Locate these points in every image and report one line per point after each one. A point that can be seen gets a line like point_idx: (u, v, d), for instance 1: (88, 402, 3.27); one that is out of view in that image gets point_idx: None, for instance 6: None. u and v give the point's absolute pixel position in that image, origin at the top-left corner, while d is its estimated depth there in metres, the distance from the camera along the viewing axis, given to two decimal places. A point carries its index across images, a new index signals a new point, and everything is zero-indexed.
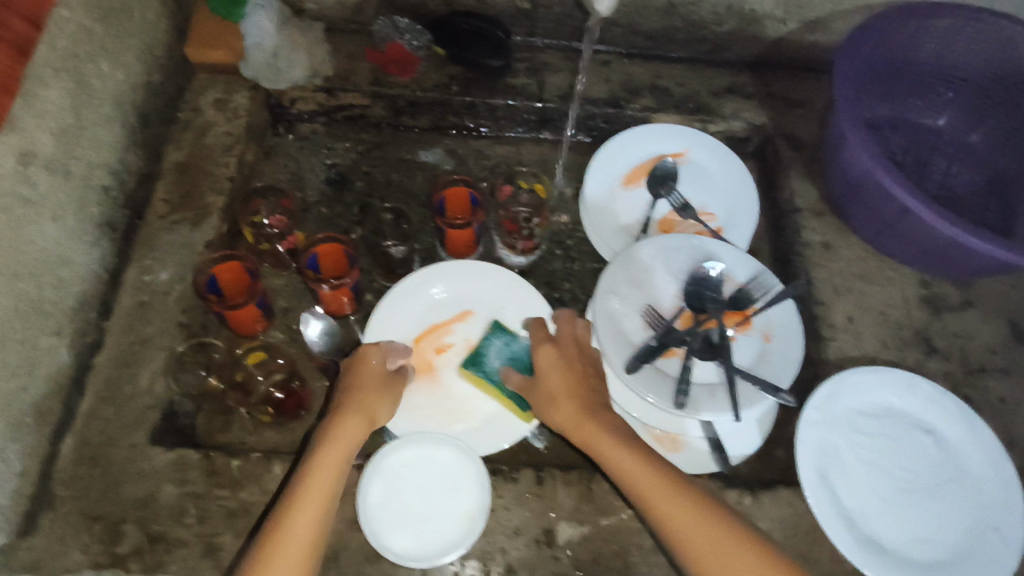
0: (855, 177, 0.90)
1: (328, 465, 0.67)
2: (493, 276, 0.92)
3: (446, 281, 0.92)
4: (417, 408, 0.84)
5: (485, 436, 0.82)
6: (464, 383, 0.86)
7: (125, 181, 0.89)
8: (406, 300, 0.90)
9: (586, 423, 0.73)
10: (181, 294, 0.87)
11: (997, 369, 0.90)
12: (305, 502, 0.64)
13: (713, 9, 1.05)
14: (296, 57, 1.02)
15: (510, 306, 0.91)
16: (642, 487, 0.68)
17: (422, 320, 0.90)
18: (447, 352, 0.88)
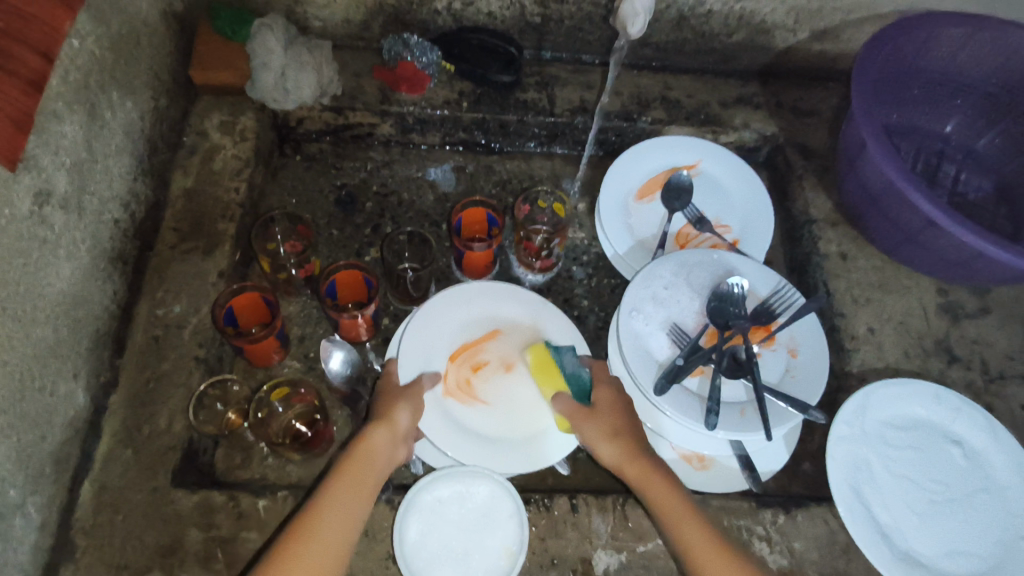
0: (878, 188, 0.89)
1: (346, 488, 0.67)
2: (522, 296, 0.89)
3: (473, 300, 0.88)
4: (458, 428, 0.79)
5: (533, 455, 0.78)
6: (504, 402, 0.82)
7: (134, 211, 0.87)
8: (437, 317, 0.86)
9: (641, 462, 0.73)
10: (197, 326, 0.85)
11: (1018, 375, 0.90)
12: (322, 526, 0.65)
13: (724, 21, 1.05)
14: (303, 76, 0.97)
15: (543, 324, 0.87)
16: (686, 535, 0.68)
17: (455, 337, 0.86)
18: (482, 371, 0.84)
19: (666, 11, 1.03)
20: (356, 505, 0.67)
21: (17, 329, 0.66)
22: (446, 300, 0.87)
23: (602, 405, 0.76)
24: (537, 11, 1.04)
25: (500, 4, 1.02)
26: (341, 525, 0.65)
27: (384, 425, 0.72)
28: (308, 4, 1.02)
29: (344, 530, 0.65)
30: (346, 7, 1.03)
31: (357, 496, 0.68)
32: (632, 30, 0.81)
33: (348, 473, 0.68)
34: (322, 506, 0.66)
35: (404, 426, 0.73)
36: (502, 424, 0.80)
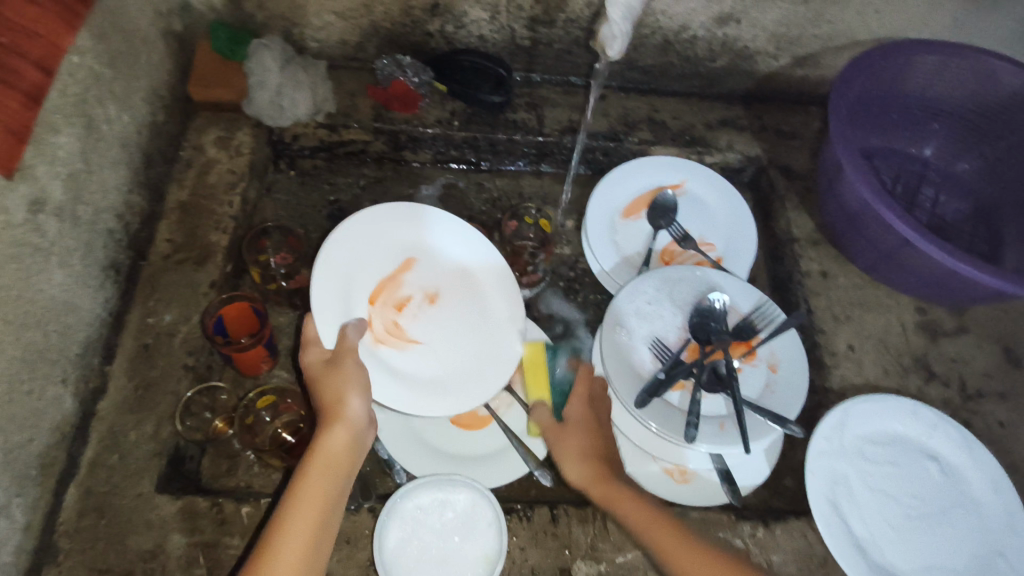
0: (854, 208, 0.91)
1: (311, 498, 0.65)
2: (427, 216, 0.88)
3: (378, 230, 0.84)
4: (400, 377, 0.80)
5: (481, 390, 0.83)
6: (431, 335, 0.85)
7: (129, 222, 0.88)
8: (344, 258, 0.80)
9: (607, 484, 0.75)
10: (187, 335, 0.86)
11: (995, 394, 0.91)
12: (290, 542, 0.62)
13: (708, 46, 1.08)
14: (298, 96, 1.02)
15: (457, 252, 0.90)
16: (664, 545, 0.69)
17: (369, 278, 0.83)
18: (406, 308, 0.85)
19: (651, 37, 1.06)
20: (322, 514, 0.65)
21: (8, 333, 0.68)
22: (348, 236, 0.81)
23: (570, 421, 0.81)
24: (526, 34, 1.07)
25: (490, 27, 1.06)
26: (310, 536, 0.64)
27: (338, 422, 0.70)
28: (305, 25, 1.06)
29: (313, 543, 0.64)
30: (342, 28, 1.06)
31: (323, 504, 0.66)
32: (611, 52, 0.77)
33: (309, 484, 0.66)
34: (286, 521, 0.64)
35: (362, 414, 0.72)
36: (440, 362, 0.84)
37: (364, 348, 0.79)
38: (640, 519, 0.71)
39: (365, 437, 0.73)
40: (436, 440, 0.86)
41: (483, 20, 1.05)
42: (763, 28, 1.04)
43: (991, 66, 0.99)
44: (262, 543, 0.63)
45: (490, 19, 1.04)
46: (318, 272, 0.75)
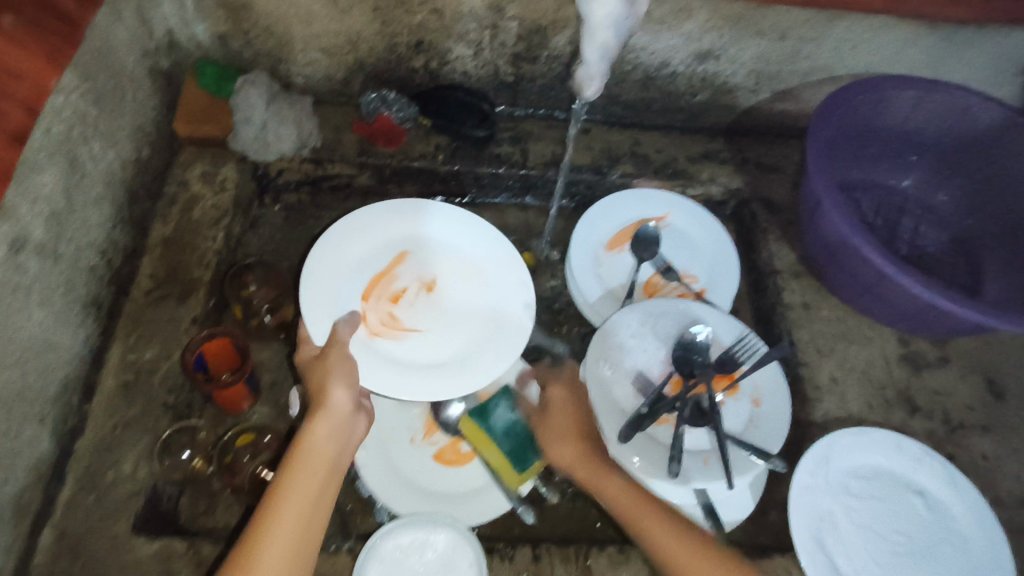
0: (832, 242, 0.92)
1: (295, 488, 0.69)
2: (414, 210, 0.92)
3: (362, 232, 0.89)
4: (396, 363, 0.82)
5: (475, 370, 0.82)
6: (429, 321, 0.87)
7: (111, 259, 0.88)
8: (334, 259, 0.86)
9: (589, 465, 0.80)
10: (167, 372, 0.86)
11: (978, 425, 0.91)
12: (280, 525, 0.67)
13: (688, 82, 1.10)
14: (283, 130, 1.03)
15: (448, 238, 0.92)
16: (644, 523, 0.75)
17: (361, 276, 0.88)
18: (401, 298, 0.88)
19: (633, 72, 1.08)
20: (313, 500, 0.70)
21: None
22: (339, 240, 0.88)
23: (552, 409, 0.85)
24: (510, 70, 1.08)
25: (475, 64, 1.07)
26: (301, 520, 0.68)
27: (323, 414, 0.74)
28: (291, 62, 1.07)
29: (301, 523, 0.68)
30: (328, 65, 1.08)
31: (313, 491, 0.70)
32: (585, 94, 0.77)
33: (296, 473, 0.71)
34: (277, 506, 0.68)
35: (346, 401, 0.75)
36: (438, 346, 0.85)
37: (357, 340, 0.82)
38: (617, 496, 0.77)
39: (352, 424, 0.76)
40: (419, 475, 0.86)
41: (467, 57, 1.06)
42: (742, 64, 1.06)
43: (964, 100, 1.01)
44: (252, 527, 0.67)
45: (474, 56, 1.06)
46: (306, 278, 0.83)
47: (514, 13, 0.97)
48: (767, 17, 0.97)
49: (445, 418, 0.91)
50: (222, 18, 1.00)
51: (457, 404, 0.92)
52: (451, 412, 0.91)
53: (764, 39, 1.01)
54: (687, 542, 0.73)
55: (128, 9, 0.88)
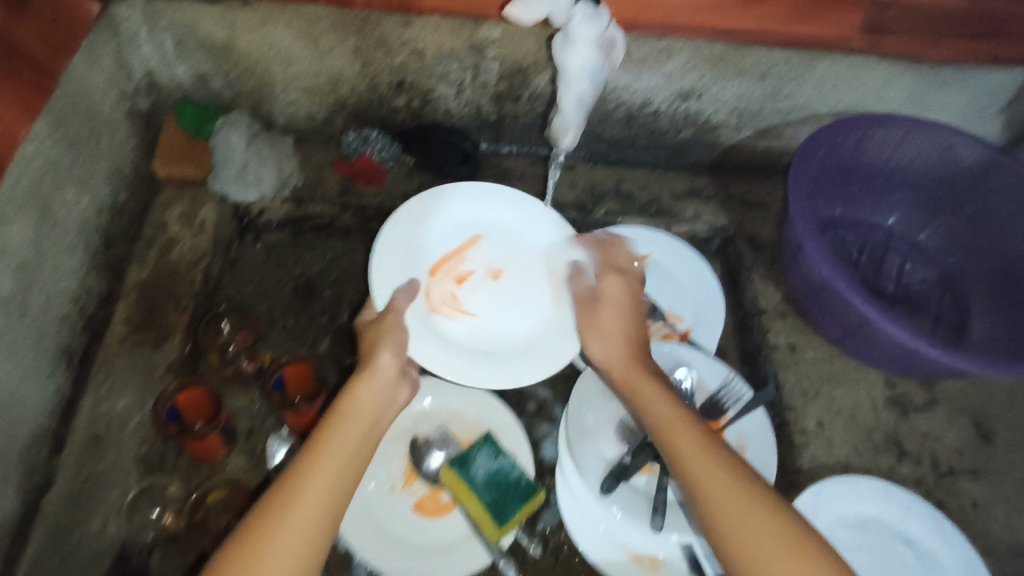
0: (816, 285, 0.91)
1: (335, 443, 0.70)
2: (491, 198, 0.95)
3: (440, 209, 0.92)
4: (447, 343, 0.84)
5: (519, 369, 0.83)
6: (489, 309, 0.88)
7: (84, 305, 0.87)
8: (411, 228, 0.89)
9: (630, 368, 0.77)
10: (140, 423, 0.84)
11: (967, 471, 0.90)
12: (312, 477, 0.66)
13: (671, 121, 1.09)
14: (263, 171, 1.04)
15: (522, 228, 0.95)
16: (678, 439, 0.69)
17: (432, 252, 0.90)
18: (468, 280, 0.90)
19: (616, 111, 1.07)
20: (347, 456, 0.69)
21: None
22: (419, 211, 0.90)
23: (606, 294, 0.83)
24: (492, 109, 1.07)
25: (457, 103, 1.06)
26: (332, 474, 0.67)
27: (368, 376, 0.75)
28: (272, 102, 1.06)
29: (338, 475, 0.68)
30: (309, 104, 1.07)
31: (348, 449, 0.70)
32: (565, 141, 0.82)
33: (337, 429, 0.71)
34: (314, 459, 0.68)
35: (391, 367, 0.76)
36: (489, 336, 0.87)
37: (415, 312, 0.84)
38: (665, 417, 0.71)
39: (396, 393, 0.77)
40: (401, 526, 0.84)
41: (449, 96, 1.05)
42: (725, 102, 1.05)
43: (949, 139, 1.01)
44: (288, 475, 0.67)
45: (456, 95, 1.05)
46: (381, 241, 0.86)
47: (495, 53, 0.97)
48: (747, 57, 0.96)
49: (425, 467, 0.89)
50: (201, 59, 0.99)
51: (438, 453, 0.90)
52: (432, 462, 0.89)
53: (745, 77, 1.00)
54: (720, 465, 0.66)
55: (104, 53, 0.87)
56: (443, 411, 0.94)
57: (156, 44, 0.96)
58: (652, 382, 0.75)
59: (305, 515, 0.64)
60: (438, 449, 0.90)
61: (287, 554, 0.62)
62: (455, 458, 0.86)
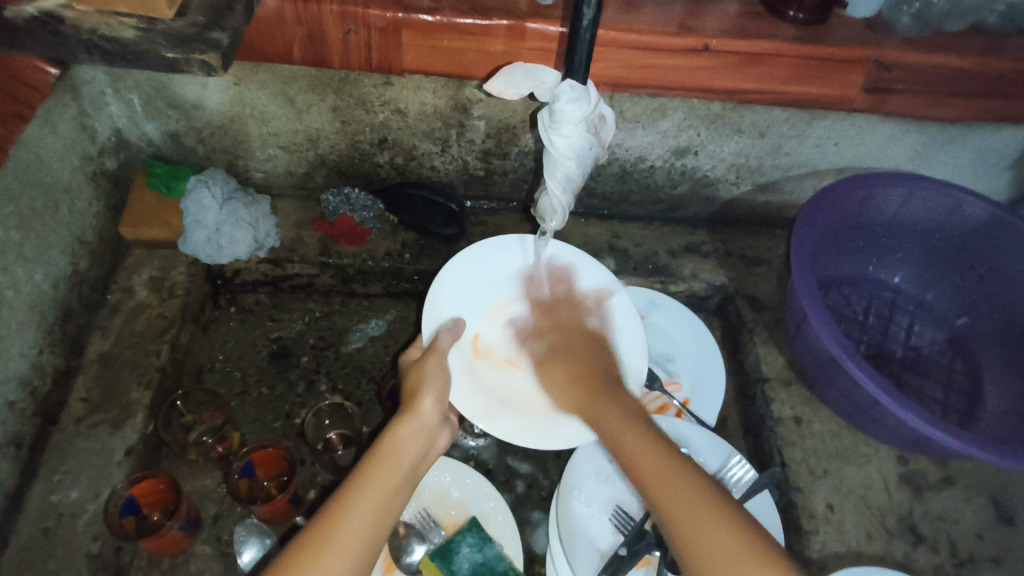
0: (823, 357, 0.86)
1: (380, 480, 0.65)
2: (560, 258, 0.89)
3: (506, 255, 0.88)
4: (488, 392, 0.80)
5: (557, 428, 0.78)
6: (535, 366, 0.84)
7: (36, 387, 0.81)
8: (468, 275, 0.87)
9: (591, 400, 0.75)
10: (93, 516, 0.78)
11: (988, 559, 0.83)
12: (358, 506, 0.63)
13: (667, 176, 1.04)
14: (238, 232, 0.96)
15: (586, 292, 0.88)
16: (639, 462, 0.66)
17: (489, 296, 0.87)
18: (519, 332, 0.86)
19: (609, 167, 1.03)
20: (389, 493, 0.65)
21: None
22: (478, 255, 0.88)
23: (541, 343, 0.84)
24: (480, 166, 1.02)
25: (443, 159, 1.01)
26: (376, 508, 0.63)
27: (411, 419, 0.71)
28: (249, 158, 1.01)
29: (380, 512, 0.64)
30: (288, 161, 1.02)
31: (389, 488, 0.66)
32: (550, 225, 0.76)
33: (381, 463, 0.67)
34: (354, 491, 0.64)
35: (434, 412, 0.73)
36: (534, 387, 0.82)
37: (459, 350, 0.82)
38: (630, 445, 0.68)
39: (436, 439, 0.74)
40: None
41: (434, 153, 1.00)
42: (721, 159, 1.01)
43: (956, 198, 0.96)
44: (322, 513, 0.62)
45: (441, 152, 1.00)
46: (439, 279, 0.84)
47: (481, 112, 0.92)
48: (746, 116, 0.94)
49: (405, 558, 0.80)
50: (173, 117, 0.95)
51: (419, 546, 0.81)
52: (413, 555, 0.81)
53: (743, 136, 0.97)
54: (684, 487, 0.62)
55: (64, 119, 0.83)
56: (426, 492, 0.85)
57: (124, 102, 0.92)
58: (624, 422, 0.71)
59: (347, 542, 0.60)
60: (419, 541, 0.82)
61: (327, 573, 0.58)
62: (435, 548, 0.80)
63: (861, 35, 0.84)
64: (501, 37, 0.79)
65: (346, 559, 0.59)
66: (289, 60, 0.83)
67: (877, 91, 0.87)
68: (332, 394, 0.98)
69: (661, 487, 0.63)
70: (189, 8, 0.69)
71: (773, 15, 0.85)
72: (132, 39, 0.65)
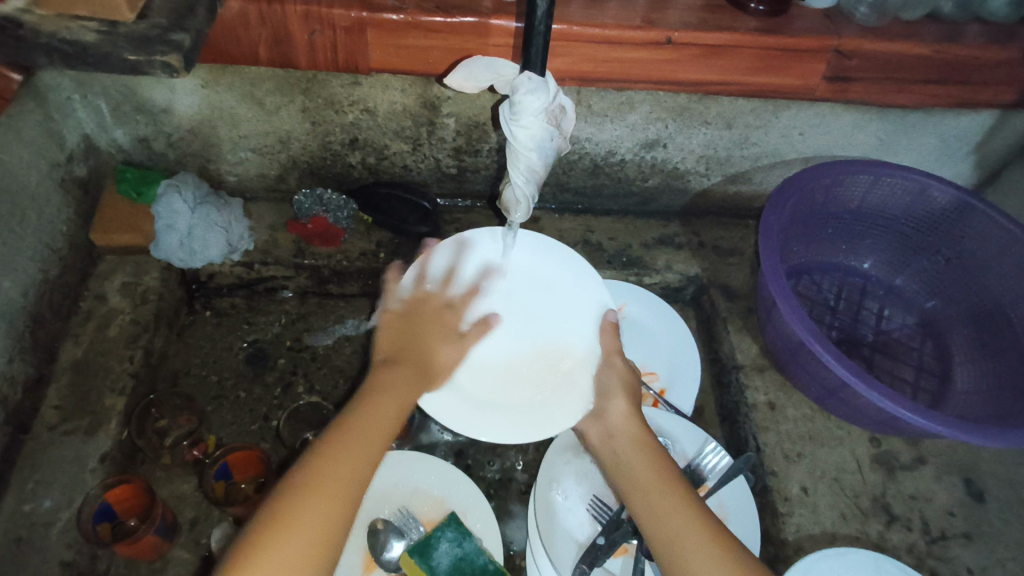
0: (794, 341, 0.87)
1: (376, 415, 0.70)
2: (549, 252, 0.88)
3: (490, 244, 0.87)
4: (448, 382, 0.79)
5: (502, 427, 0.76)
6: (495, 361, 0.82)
7: (6, 396, 0.80)
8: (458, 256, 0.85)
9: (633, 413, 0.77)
10: (67, 524, 0.77)
11: (960, 535, 0.85)
12: (352, 440, 0.67)
13: (638, 169, 1.05)
14: (211, 236, 0.96)
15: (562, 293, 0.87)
16: (647, 479, 0.71)
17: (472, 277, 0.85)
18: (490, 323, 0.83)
19: (579, 161, 1.04)
20: (380, 429, 0.69)
21: None
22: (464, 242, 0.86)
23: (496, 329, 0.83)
24: (452, 163, 1.03)
25: (415, 158, 1.02)
26: (368, 443, 0.68)
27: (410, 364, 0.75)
28: (221, 162, 1.01)
29: (371, 444, 0.68)
30: (259, 163, 1.02)
31: (382, 422, 0.70)
32: (514, 216, 0.77)
33: (379, 400, 0.71)
34: (350, 426, 0.68)
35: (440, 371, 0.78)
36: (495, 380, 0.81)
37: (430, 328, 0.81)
38: (639, 460, 0.73)
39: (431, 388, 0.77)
40: None
41: (406, 152, 1.01)
42: (691, 150, 1.02)
43: (921, 182, 0.97)
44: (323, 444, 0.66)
45: (413, 150, 1.00)
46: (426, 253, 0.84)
47: (450, 110, 0.93)
48: (712, 107, 0.95)
49: (384, 555, 0.80)
50: (142, 122, 0.95)
51: (398, 542, 0.82)
52: (392, 552, 0.81)
53: (711, 127, 0.98)
54: (684, 502, 0.68)
55: (29, 125, 0.82)
56: (402, 489, 0.86)
57: (91, 109, 0.92)
58: (642, 442, 0.75)
59: (339, 474, 0.64)
60: (398, 538, 0.82)
61: (319, 512, 0.61)
62: (414, 543, 0.80)
63: (820, 24, 0.86)
64: (466, 34, 0.80)
65: (337, 491, 0.63)
66: (255, 61, 0.83)
67: (839, 80, 0.89)
68: (309, 396, 0.98)
69: (660, 499, 0.69)
70: (150, 10, 0.69)
71: (734, 7, 0.86)
72: (93, 42, 0.65)
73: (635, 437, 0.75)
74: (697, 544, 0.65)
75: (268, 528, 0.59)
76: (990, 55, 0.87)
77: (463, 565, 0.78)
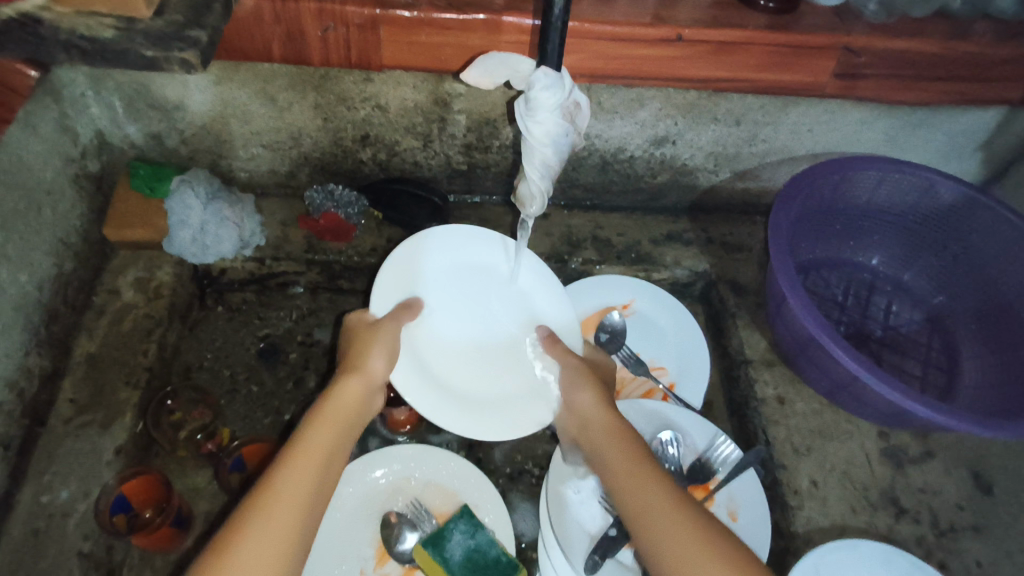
0: (803, 336, 0.88)
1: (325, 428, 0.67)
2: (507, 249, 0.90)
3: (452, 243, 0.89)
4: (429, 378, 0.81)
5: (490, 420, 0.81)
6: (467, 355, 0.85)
7: (23, 389, 0.81)
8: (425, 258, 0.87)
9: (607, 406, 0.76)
10: (83, 516, 0.78)
11: (968, 528, 0.85)
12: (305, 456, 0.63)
13: (647, 165, 1.06)
14: (223, 231, 0.96)
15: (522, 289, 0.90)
16: (618, 465, 0.68)
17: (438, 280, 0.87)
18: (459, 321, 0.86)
19: (589, 158, 1.04)
20: (331, 443, 0.66)
21: None
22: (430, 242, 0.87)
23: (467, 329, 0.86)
24: (462, 160, 1.04)
25: (425, 154, 1.02)
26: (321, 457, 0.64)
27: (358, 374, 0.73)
28: (233, 158, 1.02)
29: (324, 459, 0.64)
30: (271, 160, 1.02)
31: (333, 438, 0.67)
32: (529, 211, 0.77)
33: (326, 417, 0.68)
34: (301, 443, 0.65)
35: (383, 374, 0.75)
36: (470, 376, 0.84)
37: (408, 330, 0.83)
38: (613, 449, 0.70)
39: (373, 402, 0.75)
40: None
41: (417, 148, 1.01)
42: (700, 147, 1.03)
43: (928, 179, 0.97)
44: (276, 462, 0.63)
45: (423, 147, 1.01)
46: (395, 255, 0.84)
47: (461, 107, 0.94)
48: (722, 104, 0.96)
49: (398, 547, 0.81)
50: (155, 118, 0.95)
51: (411, 533, 0.82)
52: (406, 543, 0.82)
53: (720, 124, 0.99)
54: (653, 482, 0.65)
55: (45, 121, 0.83)
56: (413, 482, 0.86)
57: (105, 105, 0.92)
58: (613, 430, 0.73)
59: (295, 490, 0.60)
60: (411, 530, 0.82)
61: (278, 530, 0.57)
62: (427, 535, 0.81)
63: (829, 22, 0.86)
64: (478, 31, 0.80)
65: (295, 506, 0.59)
66: (269, 58, 0.84)
67: (847, 77, 0.90)
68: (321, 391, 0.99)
69: (630, 483, 0.65)
70: (166, 7, 0.70)
71: (745, 5, 0.87)
72: (110, 38, 0.65)
73: (607, 428, 0.73)
74: (665, 520, 0.61)
75: (227, 542, 0.55)
76: (998, 52, 0.87)
77: (476, 554, 0.79)
